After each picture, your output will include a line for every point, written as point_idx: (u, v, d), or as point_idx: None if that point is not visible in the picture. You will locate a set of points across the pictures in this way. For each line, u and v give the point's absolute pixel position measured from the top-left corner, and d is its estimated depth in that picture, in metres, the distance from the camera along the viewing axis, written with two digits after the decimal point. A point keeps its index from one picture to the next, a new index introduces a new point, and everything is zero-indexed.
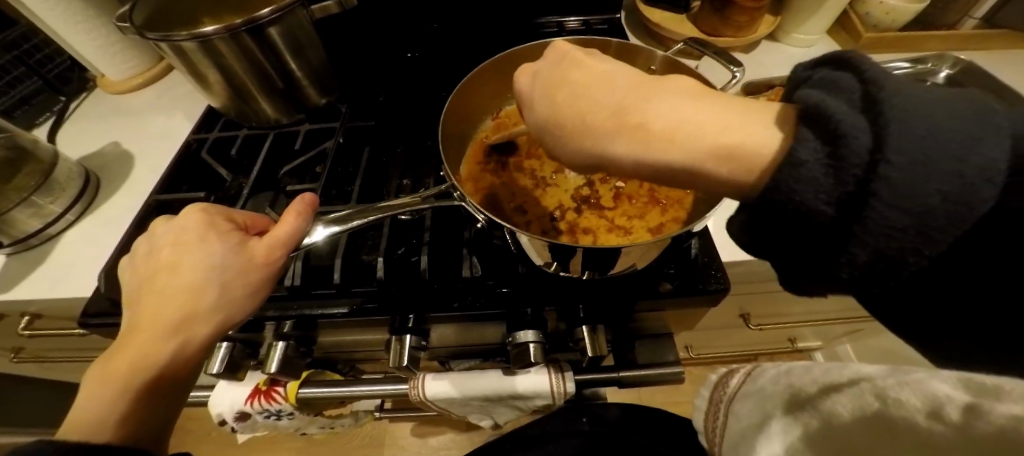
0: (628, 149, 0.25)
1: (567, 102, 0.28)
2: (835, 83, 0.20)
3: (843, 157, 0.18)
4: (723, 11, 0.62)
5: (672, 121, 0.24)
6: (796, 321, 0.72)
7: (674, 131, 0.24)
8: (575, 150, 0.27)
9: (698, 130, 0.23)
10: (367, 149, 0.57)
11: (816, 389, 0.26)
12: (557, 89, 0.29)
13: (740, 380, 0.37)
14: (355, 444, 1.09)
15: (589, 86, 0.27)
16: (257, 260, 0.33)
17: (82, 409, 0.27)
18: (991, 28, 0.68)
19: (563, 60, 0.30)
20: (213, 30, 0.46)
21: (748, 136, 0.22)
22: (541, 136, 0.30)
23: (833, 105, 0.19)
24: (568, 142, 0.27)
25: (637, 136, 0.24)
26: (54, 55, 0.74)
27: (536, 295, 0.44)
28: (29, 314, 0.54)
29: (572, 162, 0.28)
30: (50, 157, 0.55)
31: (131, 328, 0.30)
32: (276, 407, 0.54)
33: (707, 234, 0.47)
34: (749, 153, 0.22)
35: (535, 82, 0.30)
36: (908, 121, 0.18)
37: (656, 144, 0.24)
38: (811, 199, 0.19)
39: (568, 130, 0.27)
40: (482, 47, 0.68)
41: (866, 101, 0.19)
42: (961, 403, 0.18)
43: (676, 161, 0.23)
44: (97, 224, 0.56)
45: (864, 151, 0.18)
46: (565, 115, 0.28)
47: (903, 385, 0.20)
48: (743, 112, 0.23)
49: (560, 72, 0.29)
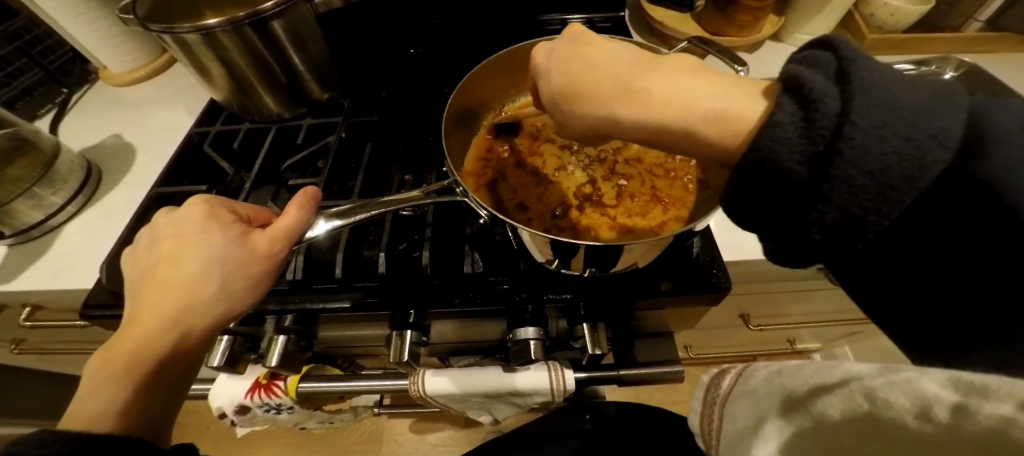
0: (631, 112, 0.26)
1: (581, 72, 0.29)
2: (814, 61, 0.23)
3: (814, 120, 0.20)
4: (727, 10, 0.62)
5: (676, 94, 0.26)
6: (795, 321, 0.72)
7: (680, 98, 0.25)
8: (585, 112, 0.29)
9: (700, 102, 0.25)
10: (370, 144, 0.57)
11: (805, 391, 0.26)
12: (571, 60, 0.30)
13: (732, 380, 0.37)
14: (353, 440, 1.10)
15: (602, 59, 0.29)
16: (259, 252, 0.33)
17: (81, 402, 0.27)
18: (994, 31, 0.68)
19: (578, 39, 0.30)
20: (216, 23, 0.46)
21: (746, 108, 0.24)
22: (551, 104, 0.31)
23: (810, 77, 0.22)
24: (576, 106, 0.29)
25: (642, 99, 0.26)
26: (56, 47, 0.74)
27: (537, 291, 0.44)
28: (30, 305, 0.54)
29: (574, 126, 0.30)
30: (52, 148, 0.54)
31: (132, 320, 0.30)
32: (275, 401, 0.54)
33: (708, 233, 0.48)
34: (743, 120, 0.24)
35: (550, 58, 0.31)
36: (868, 90, 0.20)
37: (656, 110, 0.26)
38: (785, 157, 0.21)
39: (578, 95, 0.29)
40: (485, 44, 0.68)
41: (838, 73, 0.21)
42: (949, 403, 0.17)
43: (672, 123, 0.25)
44: (98, 217, 0.56)
45: (833, 114, 0.20)
46: (578, 84, 0.29)
47: (891, 385, 0.20)
48: (743, 92, 0.25)
49: (575, 46, 0.30)
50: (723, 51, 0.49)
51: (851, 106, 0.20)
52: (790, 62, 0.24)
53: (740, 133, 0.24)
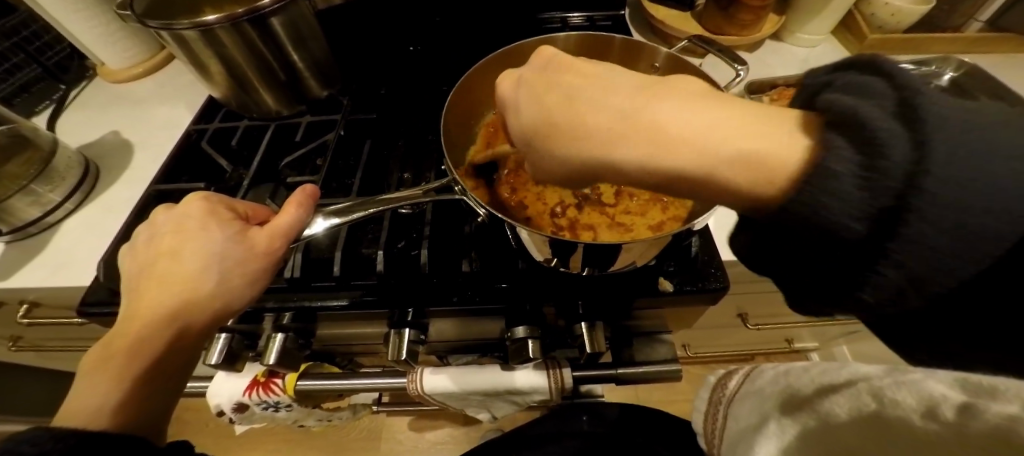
0: (638, 153, 0.22)
1: (559, 103, 0.25)
2: (857, 87, 0.19)
3: (878, 169, 0.16)
4: (728, 9, 0.61)
5: (689, 126, 0.21)
6: (793, 321, 0.73)
7: (698, 135, 0.21)
8: (571, 150, 0.24)
9: (714, 136, 0.21)
10: (369, 141, 0.57)
11: (812, 390, 0.27)
12: (543, 92, 0.27)
13: (739, 381, 0.38)
14: (352, 437, 1.10)
15: (582, 89, 0.25)
16: (257, 250, 0.33)
17: (77, 399, 0.27)
18: (995, 31, 0.68)
19: (550, 64, 0.28)
20: (214, 20, 0.46)
21: (772, 144, 0.20)
22: (527, 141, 0.27)
23: (866, 109, 0.18)
24: (558, 145, 0.25)
25: (645, 135, 0.22)
26: (54, 43, 0.73)
27: (536, 290, 0.44)
28: (28, 302, 0.53)
29: (558, 166, 0.26)
30: (49, 145, 0.54)
31: (128, 317, 0.30)
32: (274, 398, 0.54)
33: (707, 233, 0.47)
34: (773, 161, 0.19)
35: (517, 88, 0.28)
36: (945, 130, 0.16)
37: (667, 149, 0.21)
38: (839, 216, 0.18)
39: (558, 132, 0.25)
40: (484, 42, 0.68)
41: (903, 109, 0.17)
42: (957, 403, 0.19)
43: (685, 166, 0.21)
44: (97, 214, 0.56)
45: (902, 163, 0.16)
46: (556, 116, 0.25)
47: (899, 385, 0.22)
48: (764, 120, 0.21)
49: (547, 75, 0.27)
50: (722, 50, 0.49)
51: (929, 152, 0.16)
52: (825, 88, 0.20)
53: (771, 178, 0.20)
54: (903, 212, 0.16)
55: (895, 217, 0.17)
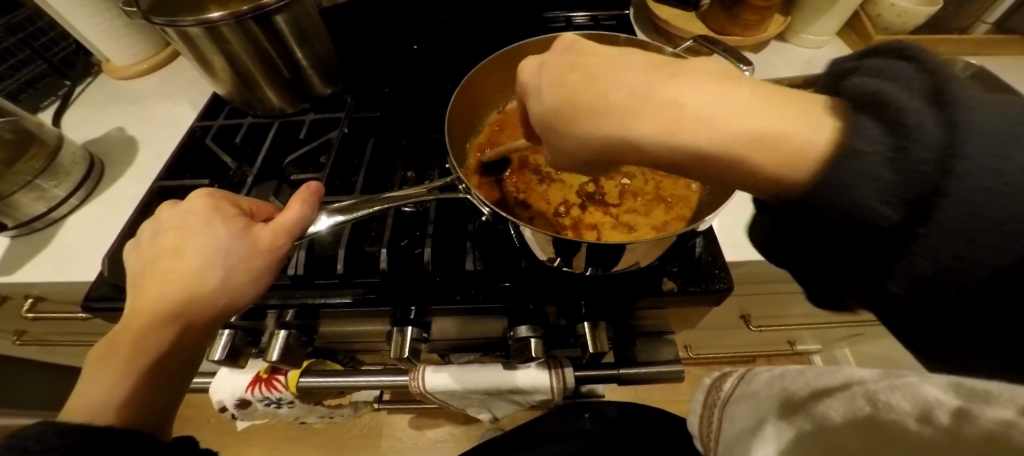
0: (660, 131, 0.22)
1: (582, 83, 0.26)
2: (888, 72, 0.19)
3: (906, 151, 0.17)
4: (733, 10, 0.61)
5: (710, 106, 0.22)
6: (796, 323, 0.72)
7: (719, 114, 0.21)
8: (591, 129, 0.25)
9: (735, 116, 0.21)
10: (372, 139, 0.57)
11: (807, 393, 0.27)
12: (565, 73, 0.27)
13: (734, 383, 0.38)
14: (353, 434, 1.10)
15: (604, 69, 0.26)
16: (261, 246, 0.33)
17: (82, 393, 0.27)
18: (1002, 33, 0.67)
19: (572, 48, 0.29)
20: (219, 17, 0.46)
21: (794, 127, 0.20)
22: (547, 121, 0.28)
23: (896, 92, 0.18)
24: (580, 124, 0.25)
25: (666, 114, 0.22)
26: (60, 39, 0.74)
27: (539, 289, 0.44)
28: (33, 297, 0.54)
29: (578, 145, 0.26)
30: (55, 141, 0.55)
31: (133, 312, 0.30)
32: (276, 395, 0.54)
33: (711, 234, 0.47)
34: (793, 139, 0.20)
35: (540, 71, 0.29)
36: (979, 111, 0.16)
37: (688, 128, 0.22)
38: (863, 196, 0.18)
39: (581, 110, 0.25)
40: (489, 41, 0.68)
41: (935, 92, 0.17)
42: (951, 408, 0.18)
43: (705, 145, 0.21)
44: (102, 209, 0.56)
45: (931, 143, 0.16)
46: (579, 95, 0.26)
47: (894, 388, 0.21)
48: (784, 103, 0.21)
49: (570, 57, 0.28)
50: (727, 50, 0.49)
51: (959, 130, 0.16)
52: (855, 72, 0.21)
53: (793, 160, 0.20)
54: (933, 199, 0.16)
55: (924, 211, 0.17)
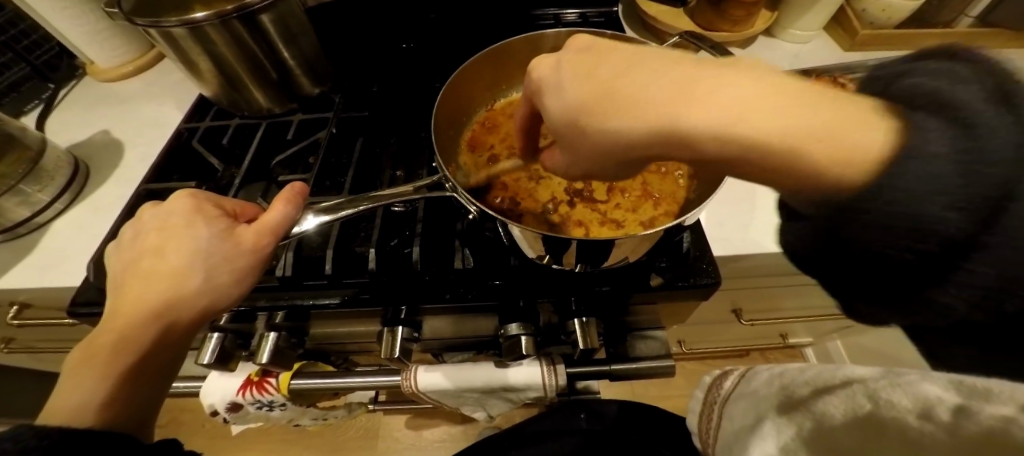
0: (716, 121, 0.21)
1: (616, 80, 0.25)
2: (946, 73, 0.19)
3: (978, 152, 0.17)
4: (720, 5, 0.61)
5: (761, 101, 0.21)
6: (786, 317, 0.73)
7: (775, 109, 0.21)
8: (634, 120, 0.24)
9: (787, 111, 0.21)
10: (361, 139, 0.57)
11: (808, 392, 0.27)
12: (594, 67, 0.26)
13: (734, 381, 0.38)
14: (349, 436, 1.10)
15: (637, 64, 0.25)
16: (244, 246, 0.33)
17: (61, 396, 0.27)
18: (986, 27, 0.68)
19: (591, 45, 0.28)
20: (203, 17, 0.45)
21: (838, 121, 0.20)
22: (571, 119, 0.26)
23: (965, 94, 0.18)
24: (615, 118, 0.24)
25: (717, 105, 0.22)
26: (43, 42, 0.73)
27: (529, 287, 0.44)
28: (18, 303, 0.53)
29: (615, 142, 0.25)
30: (38, 144, 0.54)
31: (113, 314, 0.30)
32: (268, 398, 0.54)
33: (699, 228, 0.48)
34: (854, 134, 0.19)
35: (556, 69, 0.28)
36: None
37: (743, 122, 0.21)
38: (928, 205, 0.18)
39: (619, 105, 0.24)
40: (478, 40, 0.68)
41: (1001, 93, 0.17)
42: (951, 405, 0.19)
43: (772, 136, 0.20)
44: (87, 213, 0.55)
45: (1010, 144, 0.16)
46: (614, 91, 0.25)
47: (895, 387, 0.21)
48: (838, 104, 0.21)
49: (592, 53, 0.27)
50: (714, 47, 0.49)
51: None
52: (904, 76, 0.20)
53: (850, 158, 0.19)
54: (1002, 203, 0.16)
55: (990, 214, 0.17)
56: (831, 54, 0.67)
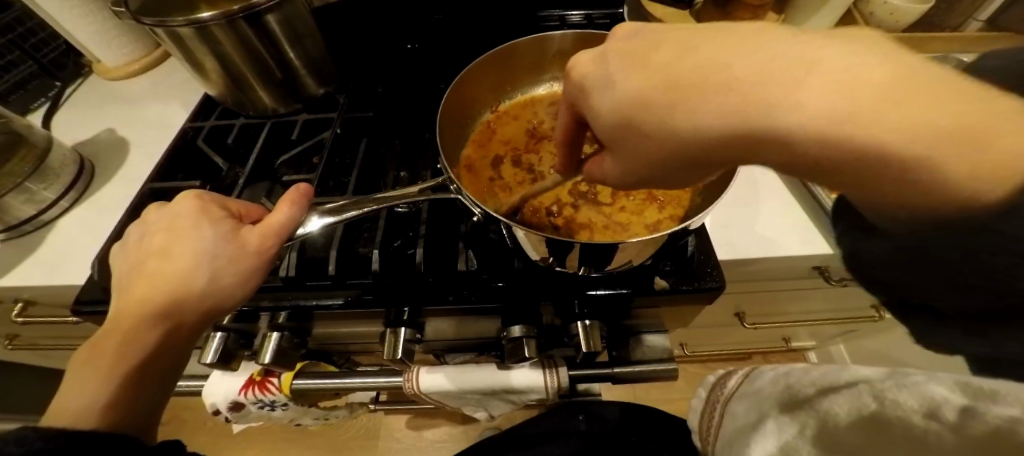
0: (812, 119, 0.18)
1: (676, 66, 0.23)
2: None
3: None
4: (726, 8, 0.61)
5: (867, 87, 0.17)
6: (790, 321, 0.73)
7: (888, 95, 0.17)
8: (704, 114, 0.21)
9: (916, 104, 0.17)
10: (365, 140, 0.57)
11: (814, 391, 0.27)
12: (647, 59, 0.24)
13: (738, 381, 0.38)
14: (350, 436, 1.10)
15: (704, 46, 0.22)
16: (249, 247, 0.33)
17: (64, 398, 0.26)
18: (994, 31, 0.67)
19: (645, 32, 0.26)
20: (209, 17, 0.45)
21: (977, 113, 0.16)
22: (624, 117, 0.25)
23: None
24: (676, 112, 0.22)
25: (806, 99, 0.19)
26: (50, 40, 0.73)
27: (532, 290, 0.44)
28: (23, 300, 0.53)
29: (675, 141, 0.23)
30: (44, 142, 0.54)
31: (118, 314, 0.30)
32: (270, 398, 0.54)
33: (703, 232, 0.47)
34: (991, 131, 0.16)
35: (605, 60, 0.26)
36: None
37: (845, 117, 0.18)
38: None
39: (682, 97, 0.22)
40: (483, 41, 0.68)
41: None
42: (958, 405, 0.19)
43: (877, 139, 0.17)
44: (91, 212, 0.55)
45: None
46: (674, 82, 0.22)
47: (902, 388, 0.21)
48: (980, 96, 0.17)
49: (645, 42, 0.25)
50: None
51: None
52: None
53: (983, 161, 0.16)
54: None
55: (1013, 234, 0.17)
56: None
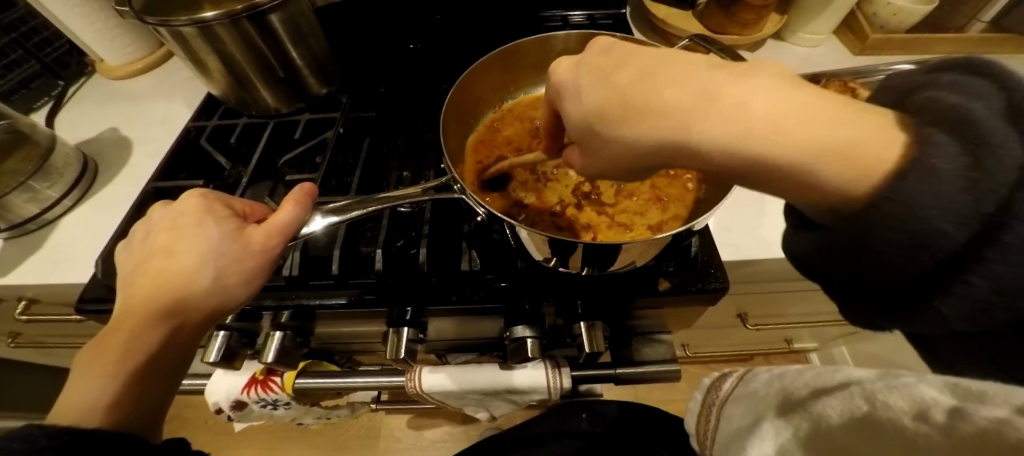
0: (749, 129, 0.21)
1: (637, 80, 0.25)
2: (987, 79, 0.18)
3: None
4: (729, 8, 0.61)
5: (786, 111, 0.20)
6: (793, 322, 0.72)
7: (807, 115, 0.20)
8: (662, 122, 0.23)
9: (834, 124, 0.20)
10: (368, 139, 0.57)
11: (807, 393, 0.28)
12: (613, 70, 0.26)
13: (733, 384, 0.38)
14: (350, 435, 1.10)
15: (662, 65, 0.24)
16: (253, 246, 0.33)
17: (69, 396, 0.27)
18: (998, 32, 0.67)
19: (609, 49, 0.28)
20: (213, 16, 0.45)
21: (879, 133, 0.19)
22: (590, 124, 0.27)
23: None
24: (634, 121, 0.24)
25: (748, 112, 0.21)
26: (53, 39, 0.74)
27: (533, 290, 0.44)
28: (27, 299, 0.53)
29: (632, 149, 0.25)
30: (47, 141, 0.54)
31: (122, 313, 0.30)
32: (272, 397, 0.54)
33: (707, 233, 0.47)
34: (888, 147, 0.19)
35: (576, 71, 0.28)
36: None
37: (774, 130, 0.20)
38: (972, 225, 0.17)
39: (639, 108, 0.24)
40: (485, 41, 0.68)
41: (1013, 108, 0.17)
42: (946, 406, 0.18)
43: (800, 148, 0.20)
44: (95, 211, 0.55)
45: None
46: (635, 94, 0.24)
47: (893, 389, 0.21)
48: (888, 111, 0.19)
49: (611, 58, 0.27)
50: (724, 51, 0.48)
51: None
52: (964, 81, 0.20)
53: (894, 168, 0.18)
54: None
55: None
56: (841, 58, 0.66)
